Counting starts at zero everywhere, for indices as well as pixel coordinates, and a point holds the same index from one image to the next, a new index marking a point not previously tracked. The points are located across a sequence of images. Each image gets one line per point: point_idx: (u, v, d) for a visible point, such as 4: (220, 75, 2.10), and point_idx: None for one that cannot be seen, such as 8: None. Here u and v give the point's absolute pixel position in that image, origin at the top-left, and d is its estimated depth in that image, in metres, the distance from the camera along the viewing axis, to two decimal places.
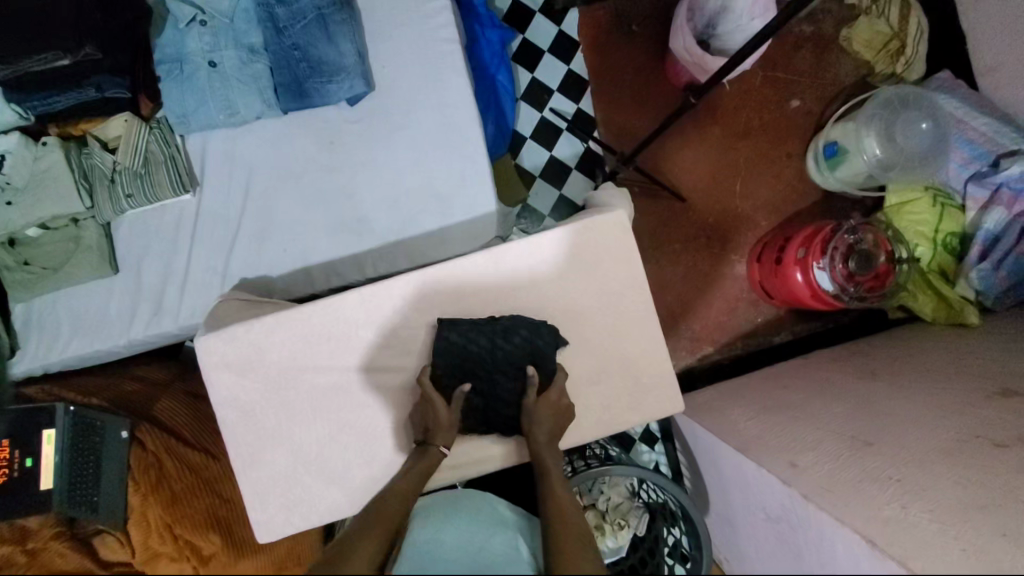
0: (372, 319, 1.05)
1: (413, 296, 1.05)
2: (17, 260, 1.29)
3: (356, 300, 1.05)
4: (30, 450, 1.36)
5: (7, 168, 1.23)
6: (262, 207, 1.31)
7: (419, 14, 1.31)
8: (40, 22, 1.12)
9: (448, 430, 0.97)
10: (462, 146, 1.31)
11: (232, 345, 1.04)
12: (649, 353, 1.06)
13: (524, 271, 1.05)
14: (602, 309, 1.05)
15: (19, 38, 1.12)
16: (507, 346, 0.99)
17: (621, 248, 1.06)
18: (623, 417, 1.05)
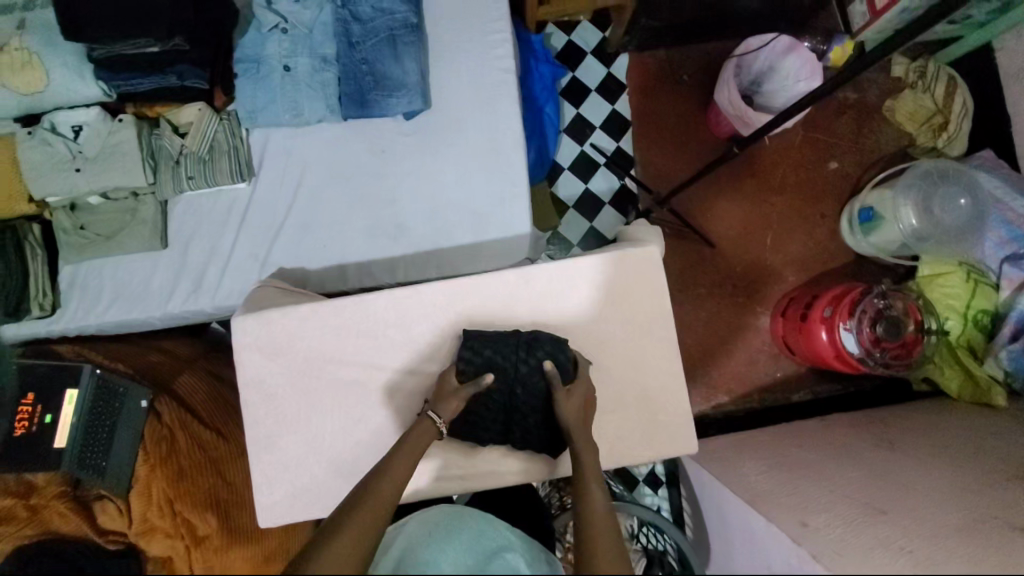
0: (402, 321, 1.08)
1: (444, 303, 1.08)
2: (74, 224, 1.37)
3: (389, 300, 1.08)
4: (51, 406, 1.40)
5: (81, 138, 1.30)
6: (309, 203, 1.38)
7: (482, 41, 1.37)
8: (132, 6, 1.18)
9: (447, 400, 0.98)
10: (508, 167, 1.35)
11: (266, 328, 1.08)
12: (668, 390, 1.06)
13: (553, 294, 1.07)
14: (624, 339, 1.06)
15: (104, 14, 1.18)
16: (527, 359, 1.00)
17: (653, 281, 1.07)
18: (635, 452, 1.05)
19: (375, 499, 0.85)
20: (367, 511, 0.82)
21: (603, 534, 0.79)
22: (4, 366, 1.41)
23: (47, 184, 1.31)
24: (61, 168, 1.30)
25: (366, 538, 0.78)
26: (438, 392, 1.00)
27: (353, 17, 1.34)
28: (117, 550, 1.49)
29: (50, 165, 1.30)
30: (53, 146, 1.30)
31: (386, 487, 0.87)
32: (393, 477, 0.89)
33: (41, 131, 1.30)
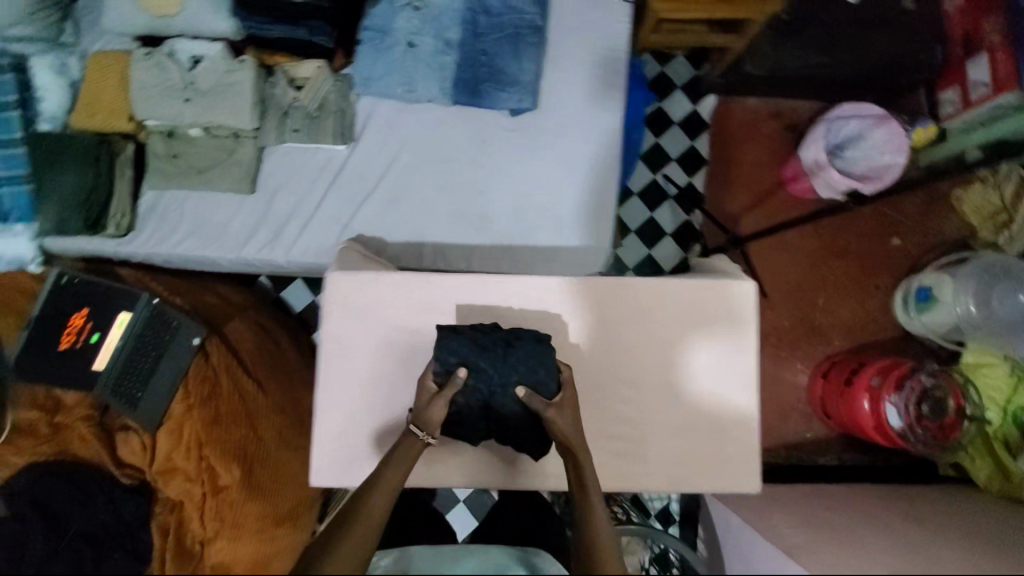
0: (488, 305, 1.07)
1: (531, 297, 1.06)
2: (167, 151, 1.38)
3: (479, 282, 1.07)
4: (100, 326, 1.38)
5: (197, 71, 1.32)
6: (400, 178, 1.39)
7: (599, 57, 1.41)
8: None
9: (424, 409, 0.95)
10: (603, 180, 1.36)
11: (355, 287, 1.08)
12: (740, 428, 1.02)
13: (636, 311, 1.03)
14: (666, 369, 1.03)
15: None
16: (512, 369, 0.95)
17: (741, 320, 1.02)
18: (693, 482, 1.00)
19: (365, 511, 0.87)
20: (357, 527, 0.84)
21: (604, 546, 0.84)
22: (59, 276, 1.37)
23: (156, 108, 1.31)
24: (172, 95, 1.31)
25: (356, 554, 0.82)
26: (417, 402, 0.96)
27: (483, 10, 1.39)
28: (131, 485, 1.47)
29: (160, 90, 1.31)
30: (167, 73, 1.31)
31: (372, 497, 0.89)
32: (380, 487, 0.91)
33: (159, 55, 1.32)
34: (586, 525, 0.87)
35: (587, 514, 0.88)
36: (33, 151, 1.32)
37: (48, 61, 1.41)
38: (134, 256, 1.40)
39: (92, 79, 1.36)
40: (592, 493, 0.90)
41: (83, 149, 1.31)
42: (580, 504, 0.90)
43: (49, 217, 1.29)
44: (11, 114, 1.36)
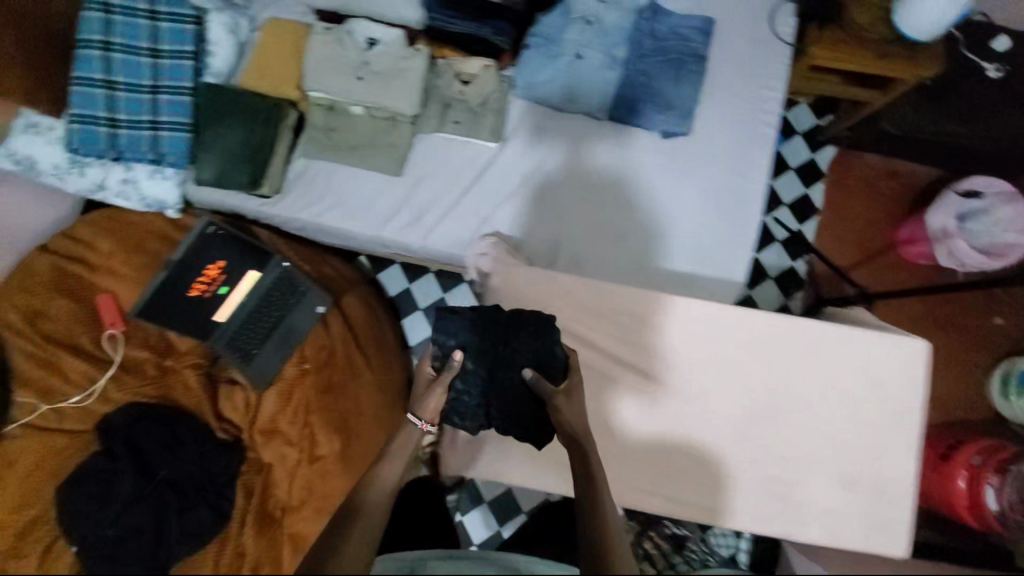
0: (658, 323, 1.07)
1: (704, 323, 1.07)
2: (326, 123, 1.43)
3: (650, 299, 1.08)
4: (230, 280, 1.41)
5: (373, 52, 1.38)
6: (546, 185, 1.40)
7: (756, 95, 1.42)
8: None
9: (425, 394, 1.00)
10: (746, 215, 1.36)
11: (532, 285, 1.11)
12: (899, 486, 1.02)
13: (812, 353, 1.05)
14: (829, 415, 1.04)
15: None
16: (517, 355, 1.00)
17: (909, 377, 1.04)
18: (849, 534, 1.01)
19: (368, 504, 0.85)
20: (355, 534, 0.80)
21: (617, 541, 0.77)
22: (202, 224, 1.40)
23: (320, 79, 1.38)
24: (345, 71, 1.38)
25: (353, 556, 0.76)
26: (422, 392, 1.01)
27: (649, 32, 1.42)
28: (225, 440, 1.45)
29: (333, 65, 1.38)
30: (342, 48, 1.38)
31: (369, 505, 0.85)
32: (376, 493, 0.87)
33: (338, 32, 1.39)
34: (593, 510, 0.81)
35: (592, 496, 0.83)
36: (207, 101, 1.35)
37: (223, 17, 1.41)
38: (273, 217, 1.43)
39: (265, 44, 1.42)
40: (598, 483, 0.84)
41: (252, 109, 1.34)
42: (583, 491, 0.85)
43: (211, 168, 1.34)
44: (184, 63, 1.37)
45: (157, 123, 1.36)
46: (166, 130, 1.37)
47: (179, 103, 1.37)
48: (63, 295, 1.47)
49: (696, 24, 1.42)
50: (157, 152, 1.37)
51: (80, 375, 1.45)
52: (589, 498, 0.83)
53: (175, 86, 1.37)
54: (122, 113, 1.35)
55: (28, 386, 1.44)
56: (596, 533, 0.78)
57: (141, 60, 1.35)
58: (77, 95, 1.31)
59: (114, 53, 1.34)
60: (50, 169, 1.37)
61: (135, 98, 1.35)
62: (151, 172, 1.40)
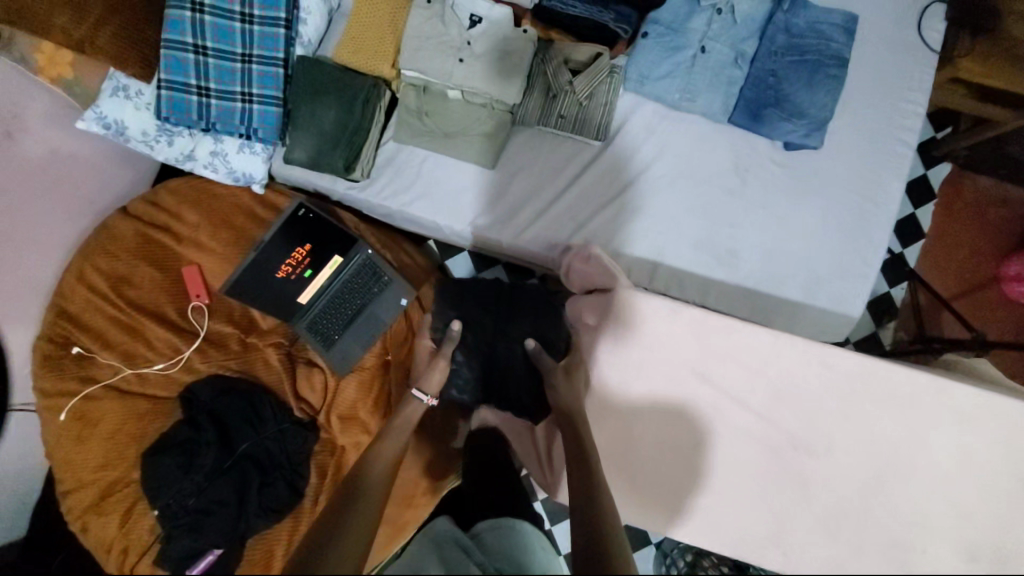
0: (783, 368, 0.99)
1: (838, 372, 0.98)
2: (419, 106, 1.35)
3: (773, 341, 0.99)
4: (315, 263, 1.40)
5: (476, 32, 1.27)
6: (650, 191, 1.32)
7: (895, 109, 1.31)
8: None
9: (429, 369, 1.18)
10: (866, 244, 1.29)
11: (649, 311, 1.02)
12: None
13: (948, 415, 0.97)
14: (955, 482, 0.96)
15: None
16: (515, 328, 1.25)
17: None
18: None
19: (364, 490, 1.01)
20: (358, 514, 0.96)
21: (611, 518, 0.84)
22: (295, 207, 1.39)
23: (423, 61, 1.29)
24: (448, 53, 1.28)
25: (355, 534, 0.92)
26: (420, 357, 1.24)
27: (784, 27, 1.27)
28: (301, 418, 1.46)
29: (434, 44, 1.28)
30: (444, 25, 1.28)
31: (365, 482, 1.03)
32: (376, 475, 1.05)
33: (440, 6, 1.28)
34: (583, 480, 0.90)
35: (583, 467, 0.92)
36: (302, 76, 1.27)
37: None
38: (360, 202, 1.39)
39: (358, 12, 1.31)
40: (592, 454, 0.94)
41: (349, 88, 1.27)
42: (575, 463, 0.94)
43: (306, 148, 1.27)
44: (278, 31, 1.28)
45: (249, 95, 1.30)
46: (258, 103, 1.30)
47: (271, 74, 1.29)
48: (146, 263, 1.48)
49: (838, 22, 1.28)
50: (249, 126, 1.31)
51: (162, 344, 1.47)
52: (583, 467, 0.92)
53: (267, 55, 1.29)
54: (213, 82, 1.28)
55: (110, 350, 1.46)
56: (584, 499, 0.87)
57: (232, 23, 1.26)
58: (168, 58, 1.24)
59: (205, 15, 1.25)
60: (138, 136, 1.32)
61: (227, 66, 1.28)
62: (240, 146, 1.36)
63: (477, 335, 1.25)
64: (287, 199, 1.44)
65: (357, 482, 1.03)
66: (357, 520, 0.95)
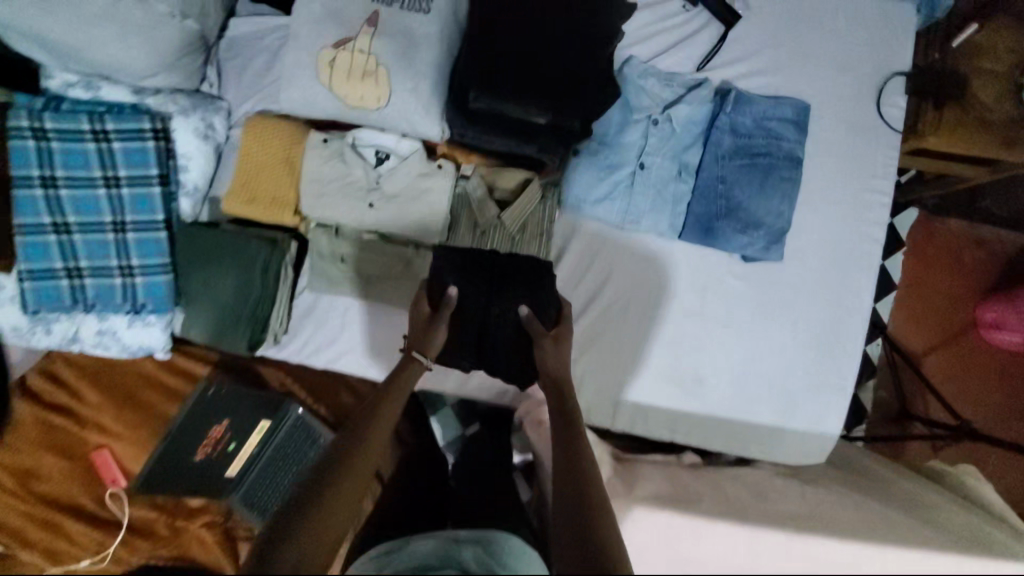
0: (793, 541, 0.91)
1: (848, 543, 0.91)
2: (334, 252, 1.18)
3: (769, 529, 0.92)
4: (239, 437, 1.22)
5: (385, 169, 1.12)
6: (604, 322, 1.19)
7: (858, 200, 1.20)
8: (551, 67, 0.94)
9: (421, 338, 0.94)
10: (843, 352, 1.19)
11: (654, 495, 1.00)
12: None
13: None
14: None
15: (511, 72, 0.94)
16: (510, 288, 0.95)
17: None
18: None
19: (343, 473, 0.73)
20: (332, 500, 0.69)
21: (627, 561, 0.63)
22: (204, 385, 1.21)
23: (330, 208, 1.13)
24: (357, 194, 1.12)
25: (324, 532, 0.65)
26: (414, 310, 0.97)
27: (729, 128, 1.15)
28: None
29: (341, 187, 1.12)
30: (347, 166, 1.11)
31: (349, 466, 0.74)
32: (367, 446, 0.78)
33: (339, 144, 1.12)
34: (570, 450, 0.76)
35: (569, 445, 0.77)
36: (187, 242, 1.09)
37: (192, 121, 1.17)
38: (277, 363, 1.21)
39: (248, 156, 1.15)
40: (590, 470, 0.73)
41: (245, 257, 1.07)
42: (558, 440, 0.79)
43: (203, 327, 1.09)
44: (152, 190, 1.13)
45: (130, 268, 1.12)
46: (141, 275, 1.13)
47: (151, 240, 1.13)
48: (52, 454, 1.27)
49: (786, 116, 1.16)
50: (135, 302, 1.14)
51: (87, 541, 1.27)
52: (567, 454, 0.76)
53: (144, 219, 1.13)
54: (84, 259, 1.11)
55: (30, 549, 1.26)
56: (567, 483, 0.72)
57: (95, 192, 1.11)
58: (25, 246, 1.08)
59: (59, 189, 1.09)
60: (10, 332, 1.14)
61: (97, 239, 1.11)
62: (130, 321, 1.17)
63: (472, 300, 0.96)
64: (205, 364, 1.29)
65: (368, 416, 0.83)
66: (325, 517, 0.67)
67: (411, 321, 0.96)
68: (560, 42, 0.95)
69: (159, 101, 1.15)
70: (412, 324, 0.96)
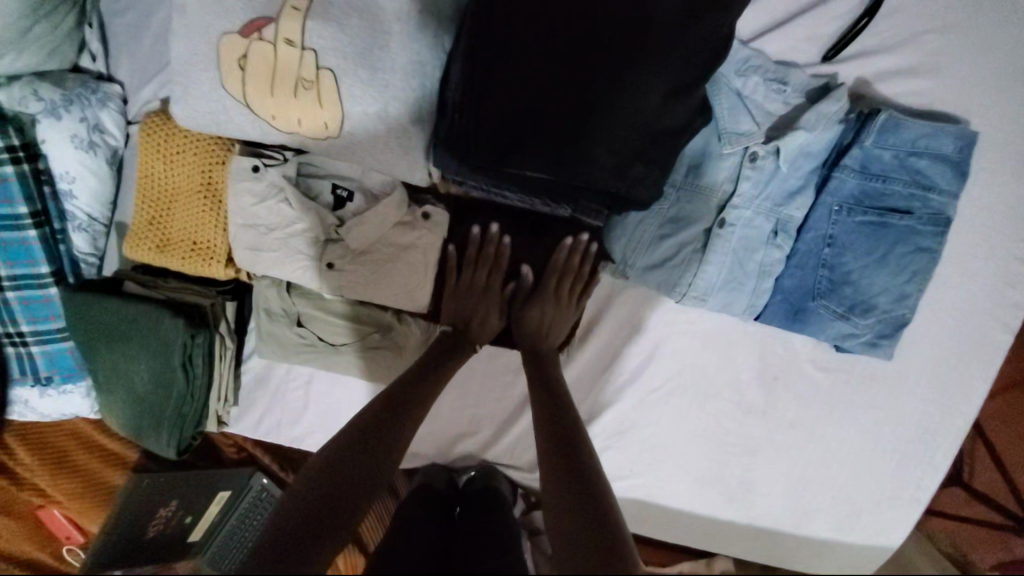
0: None
1: None
2: (286, 314, 0.88)
3: None
4: (192, 511, 1.02)
5: (351, 215, 0.78)
6: (640, 413, 0.94)
7: (1010, 273, 0.87)
8: (597, 119, 0.59)
9: (470, 303, 0.79)
10: (932, 463, 0.95)
11: None
12: None
13: None
14: None
15: (534, 112, 0.59)
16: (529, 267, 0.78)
17: None
18: None
19: (411, 408, 0.68)
20: (395, 426, 0.65)
21: (592, 527, 0.51)
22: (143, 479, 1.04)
23: (271, 267, 0.79)
24: (310, 249, 0.78)
25: (385, 463, 0.61)
26: (472, 274, 0.78)
27: (859, 167, 0.78)
28: None
29: (283, 236, 0.78)
30: (292, 207, 0.77)
31: (408, 416, 0.67)
32: (428, 382, 0.73)
33: (278, 172, 0.76)
34: (554, 435, 0.64)
35: (554, 436, 0.64)
36: (82, 313, 0.81)
37: (66, 125, 0.78)
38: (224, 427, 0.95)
39: (152, 181, 0.80)
40: (582, 457, 0.61)
41: (158, 341, 0.80)
42: (546, 430, 0.65)
43: (125, 413, 0.86)
44: (26, 235, 0.81)
45: (20, 336, 0.86)
46: (38, 345, 0.86)
47: (39, 300, 0.84)
48: None
49: (943, 153, 0.77)
50: (37, 375, 0.88)
51: None
52: (562, 453, 0.61)
53: (24, 274, 0.83)
54: None
55: None
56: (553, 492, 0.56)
57: None
58: None
59: None
60: None
61: None
62: (39, 392, 0.90)
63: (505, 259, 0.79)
64: None
65: (362, 446, 0.62)
66: (386, 446, 0.63)
67: (461, 284, 0.79)
68: (613, 71, 0.58)
69: (11, 94, 0.77)
70: (460, 290, 0.79)
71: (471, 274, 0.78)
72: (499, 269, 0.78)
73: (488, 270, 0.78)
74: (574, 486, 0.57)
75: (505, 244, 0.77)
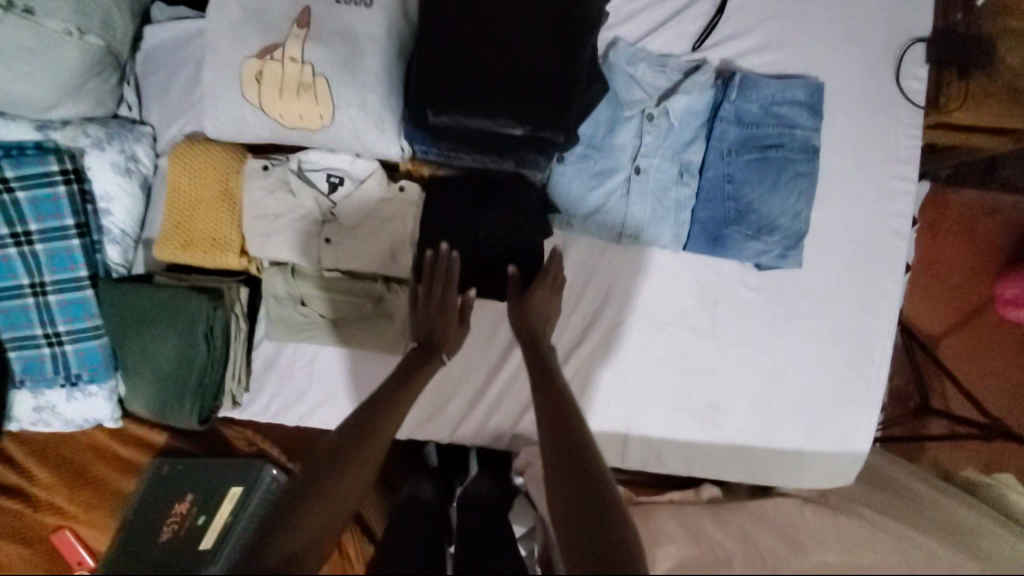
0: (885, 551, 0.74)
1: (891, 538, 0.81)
2: (291, 295, 1.01)
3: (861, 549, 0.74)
4: (207, 506, 1.06)
5: (342, 197, 0.97)
6: (606, 349, 1.06)
7: (881, 191, 1.07)
8: (517, 73, 0.81)
9: (435, 320, 0.84)
10: (869, 364, 1.07)
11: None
12: None
13: None
14: None
15: (476, 80, 0.80)
16: (487, 220, 0.93)
17: None
18: None
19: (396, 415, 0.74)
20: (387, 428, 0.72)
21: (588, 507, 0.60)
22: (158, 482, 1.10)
23: (279, 249, 0.96)
24: (310, 227, 0.97)
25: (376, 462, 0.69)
26: (429, 289, 0.85)
27: (735, 118, 1.00)
28: None
29: (288, 221, 0.96)
30: (295, 196, 0.96)
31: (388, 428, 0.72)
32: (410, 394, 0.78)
33: (283, 171, 0.96)
34: (552, 411, 0.69)
35: (553, 409, 0.69)
36: (118, 305, 0.95)
37: (109, 155, 0.99)
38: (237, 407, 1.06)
39: (179, 190, 0.98)
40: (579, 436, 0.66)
41: (184, 318, 0.93)
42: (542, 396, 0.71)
43: (151, 392, 0.97)
44: (71, 244, 0.98)
45: (57, 337, 0.99)
46: (71, 344, 0.99)
47: (77, 300, 0.99)
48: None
49: (797, 99, 1.00)
50: (68, 375, 1.00)
51: None
52: (561, 430, 0.67)
53: (65, 279, 0.98)
54: (5, 332, 0.99)
55: None
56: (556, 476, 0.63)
57: (7, 254, 0.96)
58: None
59: None
60: None
61: (15, 306, 0.98)
62: (67, 395, 1.01)
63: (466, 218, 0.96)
64: (166, 435, 1.17)
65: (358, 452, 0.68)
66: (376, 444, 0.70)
67: (422, 302, 0.86)
68: (528, 49, 0.81)
69: (65, 135, 0.98)
70: (422, 307, 0.85)
71: (430, 289, 0.85)
72: (452, 280, 0.85)
73: (442, 284, 0.85)
74: (574, 458, 0.64)
75: (454, 258, 0.85)
